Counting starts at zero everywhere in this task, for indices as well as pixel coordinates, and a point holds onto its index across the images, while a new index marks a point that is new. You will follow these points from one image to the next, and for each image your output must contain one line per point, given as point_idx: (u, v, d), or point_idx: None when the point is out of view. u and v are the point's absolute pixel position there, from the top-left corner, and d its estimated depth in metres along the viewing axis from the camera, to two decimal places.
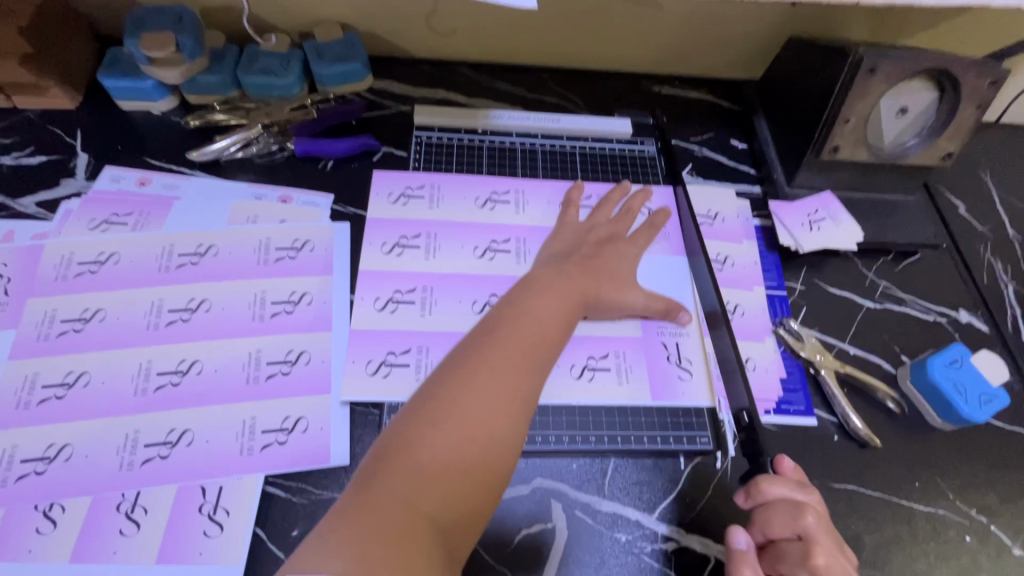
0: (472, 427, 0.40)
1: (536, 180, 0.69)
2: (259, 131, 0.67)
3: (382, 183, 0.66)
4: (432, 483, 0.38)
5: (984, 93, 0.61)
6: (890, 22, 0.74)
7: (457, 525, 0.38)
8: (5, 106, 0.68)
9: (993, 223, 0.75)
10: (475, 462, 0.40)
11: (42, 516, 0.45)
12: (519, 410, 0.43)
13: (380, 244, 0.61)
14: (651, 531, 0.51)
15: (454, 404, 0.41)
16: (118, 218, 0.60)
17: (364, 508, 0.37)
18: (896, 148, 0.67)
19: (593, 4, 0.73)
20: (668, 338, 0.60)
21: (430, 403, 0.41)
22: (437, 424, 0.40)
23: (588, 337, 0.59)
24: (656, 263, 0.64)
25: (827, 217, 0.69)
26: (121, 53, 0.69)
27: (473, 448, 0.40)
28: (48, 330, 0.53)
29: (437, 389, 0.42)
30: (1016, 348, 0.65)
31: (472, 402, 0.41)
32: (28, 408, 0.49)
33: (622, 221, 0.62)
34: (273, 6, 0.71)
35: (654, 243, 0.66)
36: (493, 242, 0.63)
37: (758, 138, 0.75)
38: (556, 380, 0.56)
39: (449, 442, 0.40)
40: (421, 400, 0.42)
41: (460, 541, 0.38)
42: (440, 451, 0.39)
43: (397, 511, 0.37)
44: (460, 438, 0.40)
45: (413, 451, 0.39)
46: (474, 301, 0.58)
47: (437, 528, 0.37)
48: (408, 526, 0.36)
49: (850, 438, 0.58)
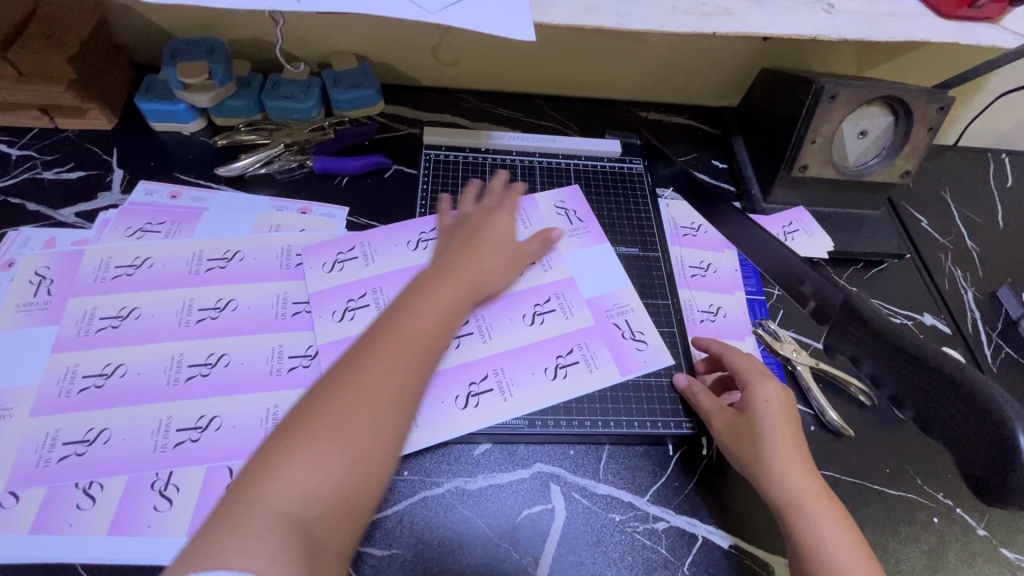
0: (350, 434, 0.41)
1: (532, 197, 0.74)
2: (281, 150, 0.73)
3: (314, 254, 0.65)
4: (306, 490, 0.38)
5: (933, 117, 0.69)
6: (850, 56, 0.83)
7: (332, 525, 0.39)
8: (48, 126, 0.74)
9: (953, 235, 0.82)
10: (351, 467, 0.40)
11: (82, 493, 0.49)
12: (398, 413, 0.44)
13: (331, 313, 0.61)
14: (642, 511, 0.56)
15: (333, 412, 0.41)
16: (152, 226, 0.66)
17: (236, 518, 0.36)
18: (859, 167, 0.75)
19: (584, 39, 0.81)
20: (619, 318, 0.66)
21: (307, 412, 0.42)
22: (313, 433, 0.40)
23: (548, 341, 0.62)
24: (582, 256, 0.70)
25: (801, 228, 0.76)
26: (156, 79, 0.75)
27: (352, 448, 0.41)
28: (87, 326, 0.58)
29: (316, 398, 0.43)
30: (976, 347, 0.71)
31: (349, 409, 0.42)
32: (69, 395, 0.54)
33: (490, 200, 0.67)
34: (295, 39, 0.79)
35: (576, 240, 0.71)
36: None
37: (736, 159, 0.83)
38: (535, 386, 0.59)
39: (325, 445, 0.40)
40: (300, 411, 0.42)
41: (336, 535, 0.39)
42: (315, 453, 0.39)
43: (270, 528, 0.36)
44: (337, 444, 0.40)
45: (292, 456, 0.39)
46: (457, 398, 0.58)
47: (312, 531, 0.38)
48: (280, 531, 0.36)
49: (825, 428, 0.63)
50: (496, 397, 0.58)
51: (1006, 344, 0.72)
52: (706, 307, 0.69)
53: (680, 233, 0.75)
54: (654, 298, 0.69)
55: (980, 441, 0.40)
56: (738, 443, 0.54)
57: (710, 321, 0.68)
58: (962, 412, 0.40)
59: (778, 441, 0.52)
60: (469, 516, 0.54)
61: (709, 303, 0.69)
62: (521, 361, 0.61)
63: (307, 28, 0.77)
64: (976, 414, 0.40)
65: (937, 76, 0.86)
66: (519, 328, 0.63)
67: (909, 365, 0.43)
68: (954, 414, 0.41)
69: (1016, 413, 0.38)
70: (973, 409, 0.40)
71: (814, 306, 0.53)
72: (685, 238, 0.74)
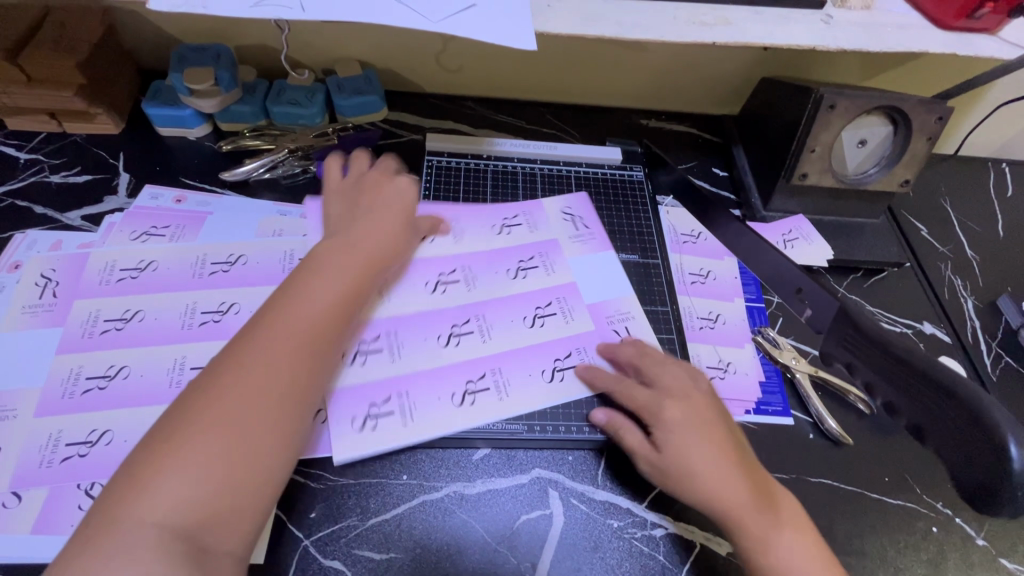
0: (217, 437, 0.40)
1: (539, 201, 0.75)
2: (285, 155, 0.74)
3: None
4: (178, 496, 0.38)
5: (932, 127, 0.69)
6: (849, 66, 0.83)
7: (220, 526, 0.39)
8: (55, 130, 0.75)
9: (953, 244, 0.82)
10: (221, 469, 0.39)
11: (83, 494, 0.50)
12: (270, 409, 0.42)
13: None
14: (640, 518, 0.56)
15: (198, 416, 0.40)
16: (158, 230, 0.66)
17: (106, 533, 0.36)
18: (859, 175, 0.75)
19: (586, 47, 0.82)
20: (619, 326, 0.66)
21: (180, 413, 0.41)
22: (178, 440, 0.39)
23: (547, 343, 0.63)
24: (585, 262, 0.70)
25: (801, 236, 0.76)
26: (163, 85, 0.77)
27: (227, 448, 0.40)
28: (92, 328, 0.58)
29: (185, 402, 0.42)
30: (976, 357, 0.71)
31: (216, 411, 0.41)
32: (72, 397, 0.54)
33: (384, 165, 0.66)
34: (300, 45, 0.80)
35: (583, 245, 0.72)
36: (522, 262, 0.69)
37: (736, 167, 0.83)
38: (531, 389, 0.59)
39: (198, 449, 0.39)
40: (167, 419, 0.41)
41: (226, 534, 0.39)
42: (189, 458, 0.39)
43: (143, 537, 0.36)
44: (202, 448, 0.39)
45: (163, 464, 0.38)
46: (452, 394, 0.58)
47: (187, 535, 0.37)
48: (156, 539, 0.36)
49: (824, 436, 0.63)
50: (492, 396, 0.58)
51: (1006, 354, 0.72)
52: (706, 314, 0.69)
53: (680, 240, 0.75)
54: (653, 304, 0.69)
55: (969, 448, 0.40)
56: (671, 476, 0.52)
57: (709, 327, 0.68)
58: (956, 420, 0.40)
59: (703, 472, 0.51)
60: (467, 521, 0.54)
61: (709, 310, 0.70)
62: (521, 361, 0.61)
63: (312, 35, 0.78)
64: (970, 422, 0.40)
65: (936, 86, 0.86)
66: (520, 330, 0.63)
67: (907, 373, 0.43)
68: (946, 422, 0.41)
69: (1008, 423, 0.39)
70: (972, 420, 0.39)
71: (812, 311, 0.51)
72: (685, 245, 0.75)
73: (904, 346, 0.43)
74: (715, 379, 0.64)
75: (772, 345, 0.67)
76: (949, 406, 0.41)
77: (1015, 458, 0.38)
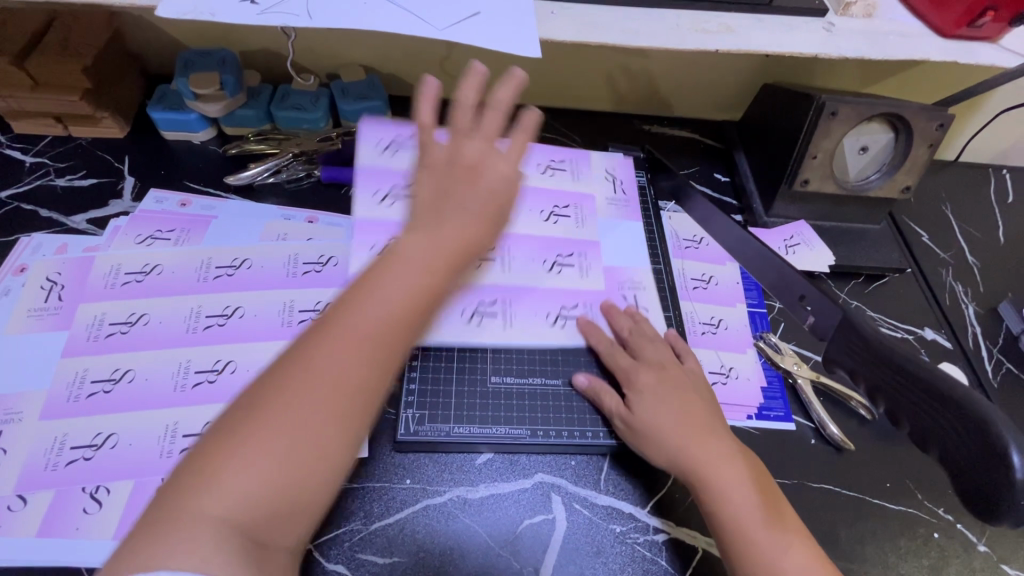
0: (288, 435, 0.37)
1: (587, 154, 0.79)
2: (289, 160, 0.75)
3: (372, 131, 0.68)
4: (245, 494, 0.35)
5: (933, 134, 0.70)
6: (850, 73, 0.84)
7: (278, 528, 0.37)
8: (61, 134, 0.75)
9: (953, 250, 0.83)
10: (293, 472, 0.37)
11: (89, 498, 0.50)
12: (344, 412, 0.39)
13: (372, 193, 0.64)
14: (642, 523, 0.56)
15: (273, 407, 0.38)
16: (162, 234, 0.67)
17: (171, 522, 0.34)
18: (860, 182, 0.76)
19: (588, 53, 0.82)
20: (629, 293, 0.66)
21: (253, 404, 0.38)
22: (251, 434, 0.37)
23: (557, 291, 0.64)
24: (610, 224, 0.73)
25: (802, 242, 0.76)
26: (168, 90, 0.77)
27: (295, 451, 0.37)
28: (97, 331, 0.59)
29: (261, 392, 0.38)
30: (976, 362, 0.71)
31: (290, 407, 0.38)
32: (78, 400, 0.54)
33: (492, 120, 0.51)
34: (304, 50, 0.80)
35: (616, 209, 0.75)
36: (556, 208, 0.71)
37: (738, 172, 0.83)
38: (535, 326, 0.61)
39: (268, 449, 0.37)
40: (243, 401, 0.39)
41: (283, 535, 0.37)
42: (259, 455, 0.36)
43: (203, 533, 0.34)
44: (272, 444, 0.37)
45: (232, 458, 0.36)
46: (463, 311, 0.60)
47: (246, 534, 0.35)
48: (216, 537, 0.34)
49: (826, 442, 0.63)
50: (497, 324, 0.60)
51: (1007, 360, 0.72)
52: (708, 319, 0.69)
53: (682, 246, 0.76)
54: None
55: (973, 456, 0.41)
56: (644, 438, 0.55)
57: (711, 333, 0.68)
58: (960, 431, 0.41)
59: (682, 444, 0.53)
60: (470, 525, 0.54)
61: (711, 316, 0.70)
62: (524, 300, 0.63)
63: (316, 40, 0.79)
64: (975, 433, 0.40)
65: (937, 93, 0.87)
66: (537, 272, 0.65)
67: (913, 385, 0.42)
68: (951, 432, 0.41)
69: (1011, 433, 0.39)
70: (972, 428, 0.40)
71: (814, 317, 0.49)
72: (688, 251, 0.75)
73: (910, 359, 0.43)
74: (716, 384, 0.64)
75: (772, 351, 0.68)
76: (955, 418, 0.41)
77: (1017, 467, 0.38)
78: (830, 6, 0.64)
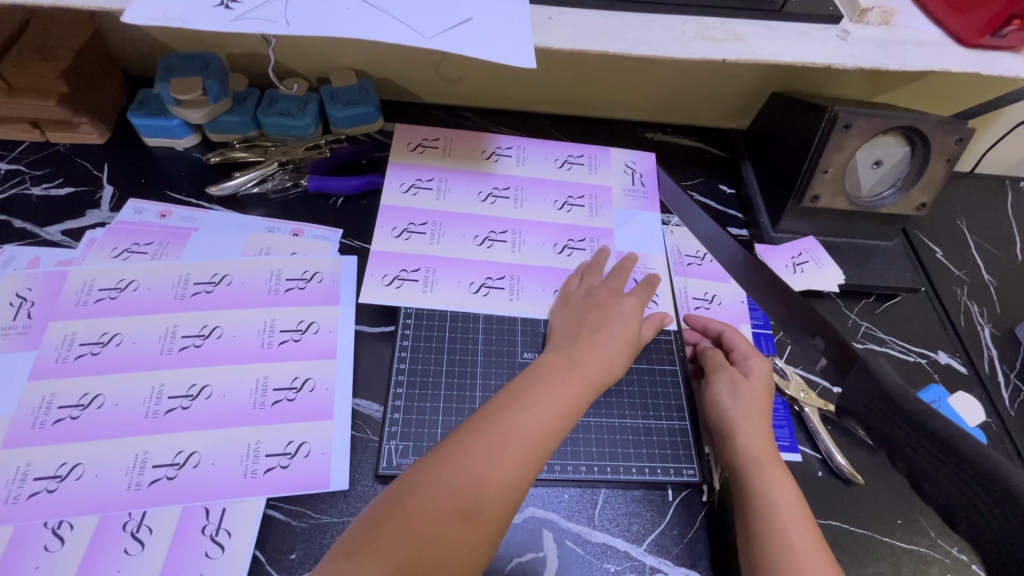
0: (461, 496, 0.41)
1: (604, 149, 0.79)
2: (275, 169, 0.71)
3: (395, 175, 0.72)
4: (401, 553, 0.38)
5: (952, 148, 0.66)
6: (864, 82, 0.80)
7: None
8: (38, 140, 0.73)
9: (969, 268, 0.79)
10: (441, 544, 0.39)
11: (50, 534, 0.47)
12: (514, 484, 0.43)
13: (391, 229, 0.67)
14: (638, 562, 0.53)
15: (450, 466, 0.42)
16: (139, 247, 0.64)
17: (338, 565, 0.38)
18: (873, 198, 0.72)
19: (588, 60, 0.79)
20: (641, 275, 0.67)
21: (423, 474, 0.42)
22: (419, 500, 0.40)
23: (565, 269, 0.67)
24: (626, 214, 0.73)
25: (811, 259, 0.73)
26: (151, 94, 0.74)
27: (451, 522, 0.40)
28: (66, 352, 0.56)
29: (434, 462, 0.42)
30: (993, 389, 0.68)
31: (469, 468, 0.42)
32: (43, 427, 0.52)
33: (618, 278, 0.62)
34: (293, 54, 0.77)
35: (632, 199, 0.75)
36: (570, 197, 0.73)
37: (745, 185, 0.80)
38: (539, 299, 0.64)
39: (428, 517, 0.40)
40: (435, 451, 0.44)
41: None
42: (422, 517, 0.40)
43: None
44: (448, 498, 0.41)
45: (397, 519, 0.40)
46: (470, 282, 0.64)
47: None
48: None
49: (835, 474, 0.60)
50: (504, 295, 0.64)
51: None
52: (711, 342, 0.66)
53: (683, 263, 0.71)
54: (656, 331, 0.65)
55: (991, 531, 0.37)
56: (724, 398, 0.57)
57: None
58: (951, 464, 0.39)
59: (753, 427, 0.55)
60: None
61: None
62: (537, 283, 0.65)
63: (305, 44, 0.76)
64: (997, 503, 0.36)
65: (955, 103, 0.83)
66: (548, 253, 0.68)
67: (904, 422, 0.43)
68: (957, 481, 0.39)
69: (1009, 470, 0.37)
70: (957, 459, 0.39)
71: (825, 360, 0.54)
72: (690, 268, 0.71)
73: (933, 417, 0.41)
74: None
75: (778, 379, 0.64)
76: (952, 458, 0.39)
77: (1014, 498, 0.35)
78: (844, 12, 0.60)
